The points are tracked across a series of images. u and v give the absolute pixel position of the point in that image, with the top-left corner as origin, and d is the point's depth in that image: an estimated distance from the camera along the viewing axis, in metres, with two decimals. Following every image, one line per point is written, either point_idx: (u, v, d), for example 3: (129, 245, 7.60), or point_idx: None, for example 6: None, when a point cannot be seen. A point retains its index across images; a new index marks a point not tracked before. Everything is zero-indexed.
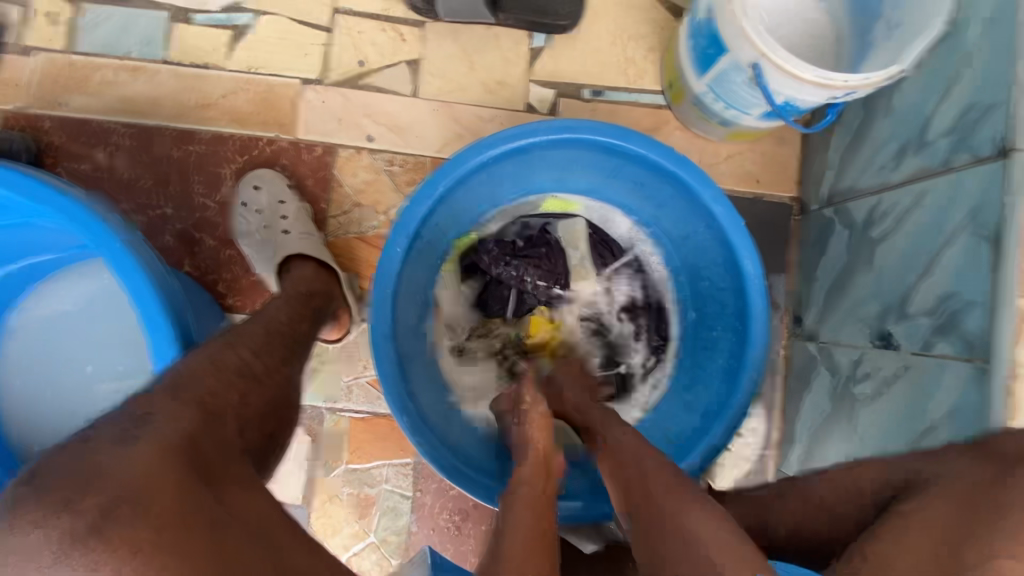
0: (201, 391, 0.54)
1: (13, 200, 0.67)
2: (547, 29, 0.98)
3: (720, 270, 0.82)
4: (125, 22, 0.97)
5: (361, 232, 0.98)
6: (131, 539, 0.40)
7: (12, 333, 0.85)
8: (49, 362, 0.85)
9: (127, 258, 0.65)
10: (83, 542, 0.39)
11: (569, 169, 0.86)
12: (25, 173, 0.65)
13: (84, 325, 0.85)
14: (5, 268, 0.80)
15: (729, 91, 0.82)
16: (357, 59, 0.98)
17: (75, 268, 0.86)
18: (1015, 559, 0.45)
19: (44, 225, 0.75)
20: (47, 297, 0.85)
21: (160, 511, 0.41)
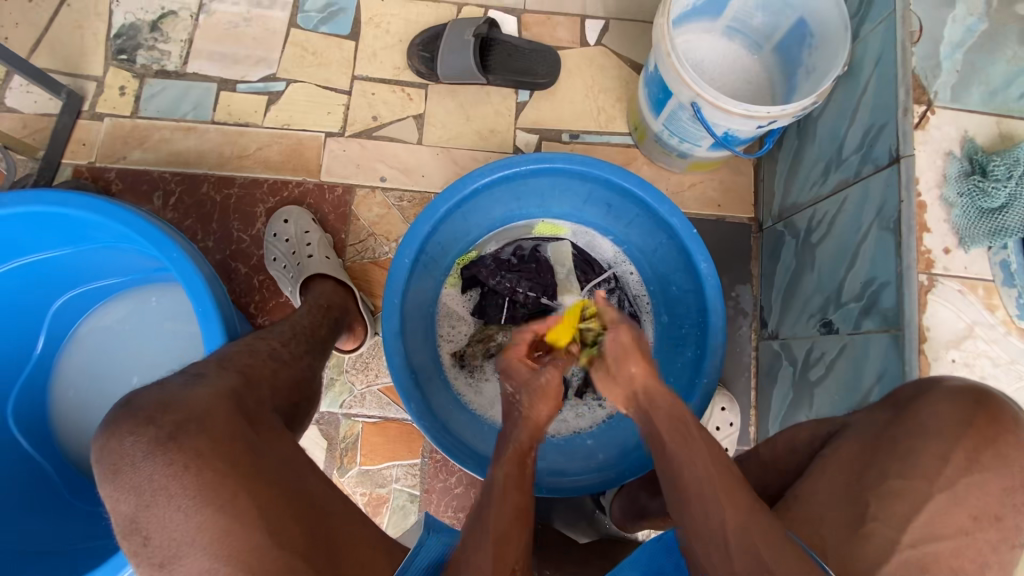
0: (242, 363, 0.73)
1: (97, 225, 0.83)
2: (530, 86, 1.17)
3: (681, 273, 0.96)
4: (180, 92, 1.17)
5: (375, 258, 1.13)
6: (196, 445, 0.57)
7: (75, 340, 0.98)
8: (100, 375, 0.97)
9: (188, 269, 0.79)
10: (164, 444, 0.57)
11: (551, 196, 1.02)
12: (115, 204, 0.79)
13: (137, 336, 0.99)
14: (75, 289, 0.95)
15: (679, 127, 0.98)
16: (371, 116, 1.17)
17: (130, 291, 1.00)
18: (905, 480, 0.57)
19: (123, 248, 0.90)
20: (107, 315, 0.99)
21: (214, 429, 0.59)
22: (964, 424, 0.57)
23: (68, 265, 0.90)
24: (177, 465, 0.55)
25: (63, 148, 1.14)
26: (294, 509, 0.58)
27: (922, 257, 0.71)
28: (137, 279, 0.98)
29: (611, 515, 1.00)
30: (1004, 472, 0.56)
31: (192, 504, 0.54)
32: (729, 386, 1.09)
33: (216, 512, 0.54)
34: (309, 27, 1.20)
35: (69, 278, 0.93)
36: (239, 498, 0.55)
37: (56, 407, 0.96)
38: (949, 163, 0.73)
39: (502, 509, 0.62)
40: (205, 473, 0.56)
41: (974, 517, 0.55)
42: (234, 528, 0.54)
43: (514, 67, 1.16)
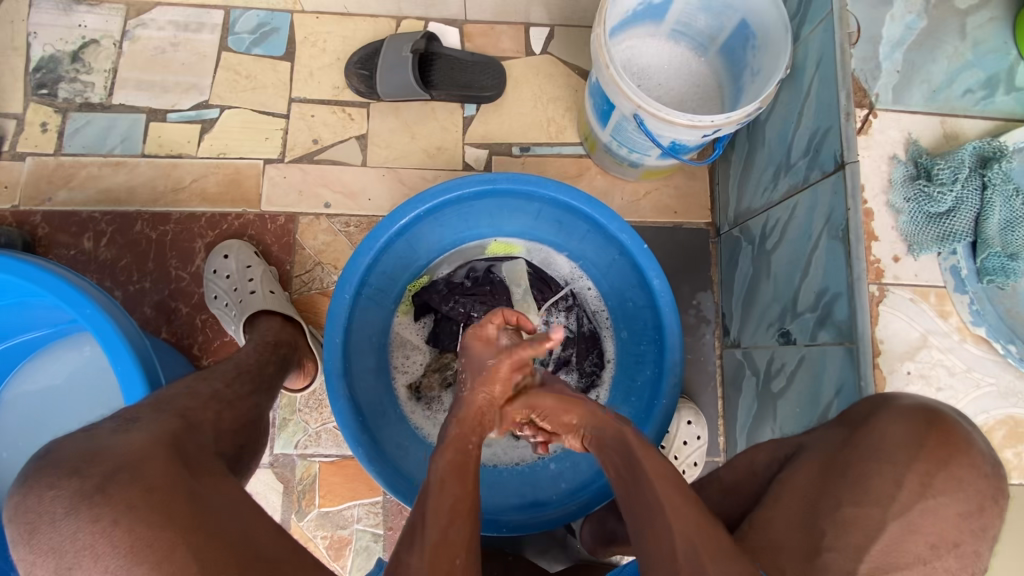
0: (181, 407, 0.68)
1: (10, 284, 0.77)
2: (475, 99, 1.13)
3: (636, 288, 0.93)
4: (106, 125, 1.11)
5: (324, 288, 1.09)
6: (126, 497, 0.52)
7: (4, 403, 0.92)
8: (33, 437, 0.91)
9: (106, 325, 0.74)
10: (91, 498, 0.52)
11: (500, 215, 0.98)
12: (18, 260, 0.74)
13: (70, 392, 0.93)
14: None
15: (627, 137, 0.95)
16: (312, 139, 1.13)
17: (60, 345, 0.94)
18: (858, 507, 0.54)
19: (38, 304, 0.84)
20: (37, 372, 0.93)
21: (148, 478, 0.54)
22: (917, 446, 0.55)
23: None
24: (104, 520, 0.51)
25: None
26: (240, 561, 0.53)
27: (872, 267, 0.70)
28: (63, 332, 0.93)
29: (582, 540, 0.96)
30: (960, 496, 0.53)
31: (120, 565, 0.50)
32: (695, 398, 1.07)
33: (149, 571, 0.50)
34: (241, 49, 1.14)
35: None
36: (177, 552, 0.51)
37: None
38: (894, 168, 0.71)
39: (442, 510, 0.58)
40: (138, 528, 0.51)
41: (933, 545, 0.52)
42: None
43: (457, 80, 1.12)
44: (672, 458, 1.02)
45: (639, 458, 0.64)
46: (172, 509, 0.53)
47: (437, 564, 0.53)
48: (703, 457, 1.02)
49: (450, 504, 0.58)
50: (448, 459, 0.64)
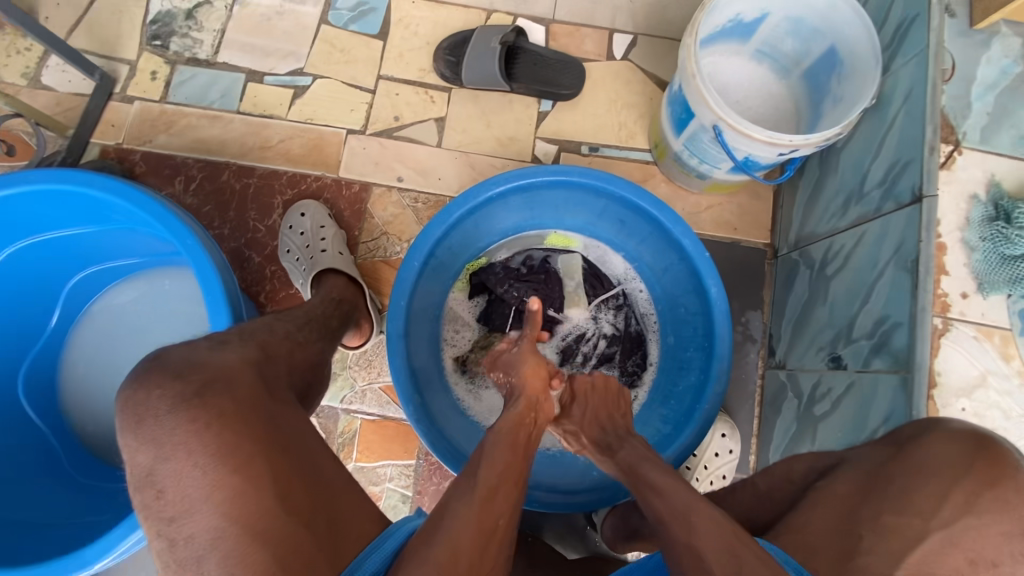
0: (262, 339, 0.74)
1: (121, 210, 0.85)
2: (553, 96, 1.17)
3: (690, 295, 0.95)
4: (209, 80, 1.20)
5: (386, 256, 1.14)
6: (220, 405, 0.58)
7: (88, 319, 1.02)
8: (108, 353, 1.01)
9: (202, 258, 0.80)
10: (189, 401, 0.58)
11: (565, 208, 1.02)
12: (139, 191, 0.81)
13: (147, 319, 1.02)
14: (93, 267, 0.99)
15: (700, 147, 0.98)
16: (394, 116, 1.18)
17: (146, 273, 1.03)
18: (897, 516, 0.55)
19: (141, 232, 0.93)
20: (122, 294, 1.03)
21: (237, 393, 0.60)
22: (964, 468, 0.55)
23: (89, 244, 0.93)
24: (200, 423, 0.56)
25: (92, 128, 1.16)
26: (305, 479, 0.59)
27: (938, 300, 0.69)
28: (151, 262, 1.01)
29: (603, 533, 0.98)
30: (1005, 517, 0.53)
31: (208, 462, 0.55)
32: (731, 413, 1.08)
33: (231, 474, 0.55)
34: (340, 24, 1.21)
35: (89, 256, 0.96)
36: (254, 461, 0.56)
37: (64, 380, 1.00)
38: (973, 206, 0.71)
39: (493, 468, 0.62)
40: (226, 434, 0.56)
41: (971, 561, 0.53)
42: (246, 492, 0.54)
43: (537, 75, 1.16)
44: (701, 467, 1.04)
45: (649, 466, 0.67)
46: (260, 426, 0.59)
47: (483, 515, 0.56)
48: (733, 471, 1.03)
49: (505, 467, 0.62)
50: (506, 434, 0.68)
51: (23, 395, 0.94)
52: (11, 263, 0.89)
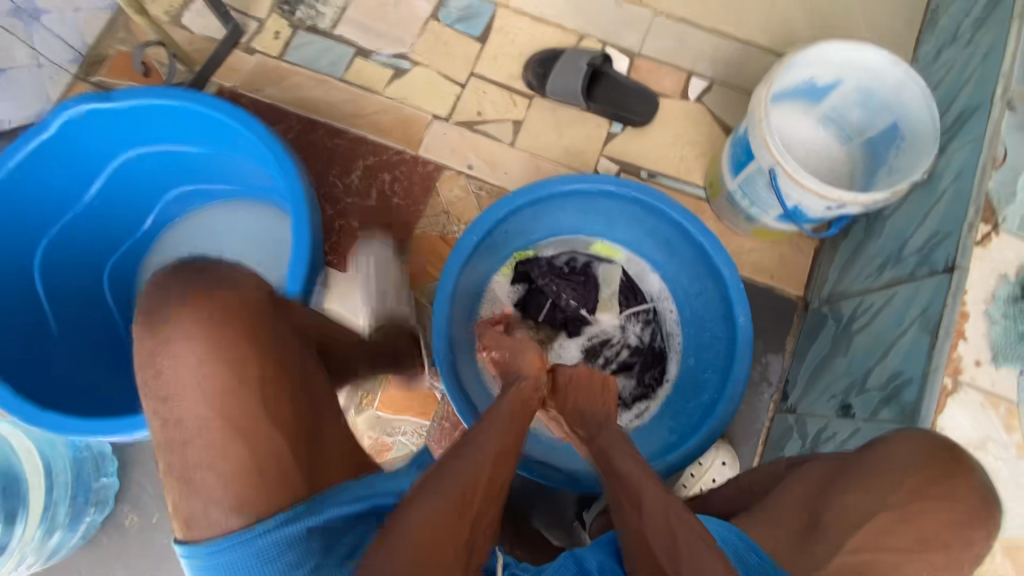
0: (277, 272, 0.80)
1: (233, 135, 0.96)
2: (624, 120, 1.26)
3: (719, 321, 1.02)
4: (323, 49, 1.33)
5: (443, 232, 1.24)
6: (230, 309, 0.63)
7: (174, 229, 1.15)
8: (185, 263, 1.13)
9: (296, 187, 0.91)
10: (200, 298, 0.62)
11: (616, 221, 1.10)
12: (262, 132, 0.91)
13: (224, 240, 1.15)
14: (189, 185, 1.11)
15: (754, 190, 1.05)
16: (477, 110, 1.30)
17: (231, 200, 1.15)
18: (859, 494, 0.65)
19: (245, 165, 1.04)
20: (207, 214, 1.16)
21: (240, 303, 0.65)
22: (917, 465, 0.63)
23: (193, 163, 1.06)
24: (208, 319, 0.61)
25: (215, 69, 1.31)
26: (291, 394, 0.64)
27: (951, 362, 0.74)
28: (242, 192, 1.13)
29: (589, 531, 1.00)
30: (950, 507, 0.61)
31: (206, 357, 0.59)
32: (734, 446, 1.11)
33: (226, 371, 0.59)
34: (447, 22, 1.34)
35: (190, 174, 1.08)
36: (249, 367, 0.61)
37: (142, 272, 1.13)
38: (1002, 285, 0.75)
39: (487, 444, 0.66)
40: (227, 335, 0.61)
41: (918, 540, 0.61)
42: (235, 392, 0.59)
43: (614, 99, 1.25)
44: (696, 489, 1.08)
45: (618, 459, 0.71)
46: (261, 335, 0.64)
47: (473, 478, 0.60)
48: None
49: (503, 443, 0.67)
50: (510, 408, 0.74)
51: (107, 277, 1.08)
52: (131, 162, 1.02)
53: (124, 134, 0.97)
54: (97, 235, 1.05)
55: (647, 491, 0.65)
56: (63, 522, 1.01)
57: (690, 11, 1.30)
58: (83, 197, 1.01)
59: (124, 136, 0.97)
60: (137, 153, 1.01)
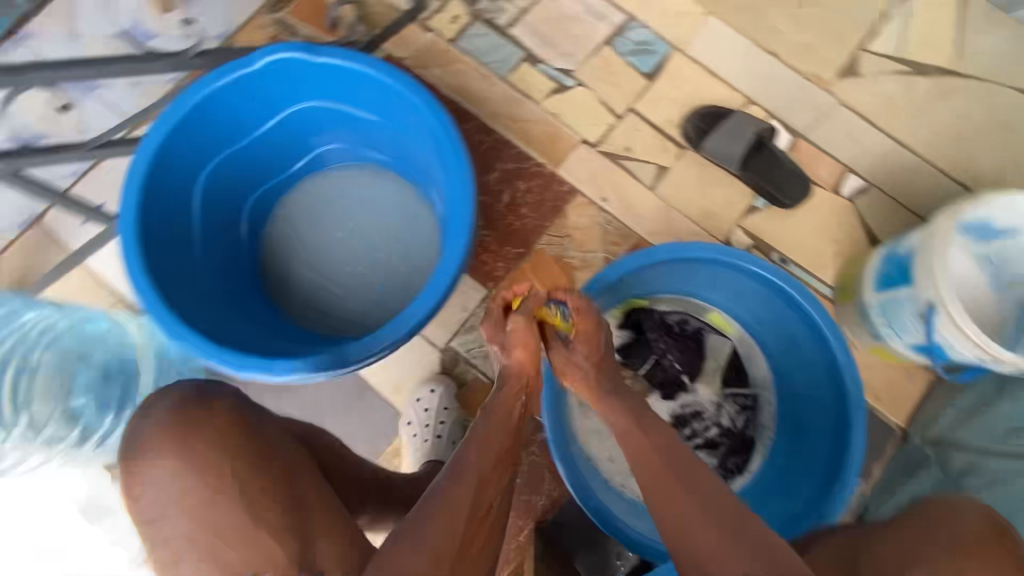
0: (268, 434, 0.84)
1: (413, 115, 0.99)
2: (770, 198, 1.24)
3: (826, 435, 0.98)
4: (494, 44, 1.34)
5: (560, 255, 1.23)
6: (188, 443, 0.72)
7: (319, 178, 1.19)
8: (320, 213, 1.18)
9: (463, 185, 0.93)
10: (167, 436, 0.72)
11: (743, 300, 1.08)
12: (452, 125, 0.94)
13: (360, 202, 1.18)
14: (348, 143, 1.15)
15: (897, 314, 1.02)
16: (626, 146, 1.29)
17: (378, 167, 1.19)
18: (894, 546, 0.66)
19: (413, 146, 1.08)
20: (352, 173, 1.19)
21: (215, 424, 0.74)
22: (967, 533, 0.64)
23: (362, 125, 1.10)
24: (180, 436, 0.72)
25: (389, 36, 1.34)
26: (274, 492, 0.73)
27: None
28: (395, 168, 1.17)
29: None
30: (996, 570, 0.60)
31: (177, 474, 0.71)
32: None
33: (207, 464, 0.71)
34: (620, 51, 1.33)
35: (353, 134, 1.12)
36: (228, 464, 0.72)
37: (277, 209, 1.17)
38: None
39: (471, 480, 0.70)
40: (199, 443, 0.72)
41: None
42: (212, 494, 0.70)
43: (771, 173, 1.23)
44: None
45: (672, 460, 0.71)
46: (256, 455, 0.75)
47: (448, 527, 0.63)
48: None
49: (477, 507, 0.68)
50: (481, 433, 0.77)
51: (249, 205, 1.13)
52: (312, 109, 1.07)
53: (319, 84, 1.02)
54: (257, 164, 1.11)
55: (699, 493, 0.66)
56: None
57: (870, 108, 1.26)
58: (257, 130, 1.06)
59: (317, 85, 1.02)
60: (321, 103, 1.06)
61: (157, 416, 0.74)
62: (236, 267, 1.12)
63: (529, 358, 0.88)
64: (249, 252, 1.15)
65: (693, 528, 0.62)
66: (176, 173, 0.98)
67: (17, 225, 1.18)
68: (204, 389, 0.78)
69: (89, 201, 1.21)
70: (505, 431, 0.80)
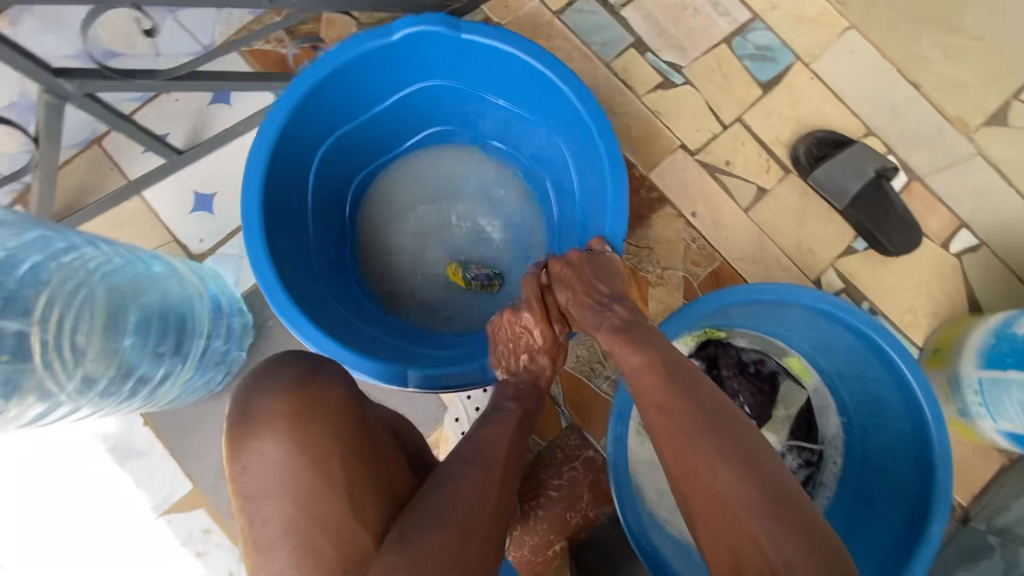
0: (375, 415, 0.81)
1: (566, 115, 0.96)
2: (873, 241, 1.14)
3: (899, 513, 0.90)
4: (602, 23, 1.22)
5: (637, 266, 1.15)
6: (304, 409, 0.70)
7: (428, 154, 1.15)
8: (426, 192, 1.14)
9: (618, 202, 0.90)
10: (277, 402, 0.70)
11: (832, 352, 1.01)
12: (610, 136, 0.90)
13: (468, 186, 1.15)
14: (468, 123, 1.11)
15: (998, 396, 0.95)
16: (727, 159, 1.19)
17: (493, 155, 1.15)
18: None
19: (546, 143, 1.05)
20: (464, 155, 1.15)
21: (325, 399, 0.72)
22: None
23: (496, 111, 1.06)
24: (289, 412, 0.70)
25: None
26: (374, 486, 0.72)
27: None
28: (519, 165, 1.13)
29: None
30: None
31: (290, 451, 0.68)
32: None
33: (315, 445, 0.69)
34: (738, 53, 1.21)
35: (480, 116, 1.09)
36: (332, 450, 0.69)
37: (386, 180, 1.14)
38: None
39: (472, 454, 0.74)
40: (306, 426, 0.69)
41: None
42: (317, 474, 0.68)
43: (876, 215, 1.11)
44: None
45: (667, 387, 0.70)
46: (352, 435, 0.73)
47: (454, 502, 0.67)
48: None
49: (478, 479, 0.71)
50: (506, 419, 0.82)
51: (358, 173, 1.10)
52: (446, 88, 1.04)
53: (461, 64, 0.99)
54: (375, 132, 1.07)
55: (688, 435, 0.65)
56: (198, 382, 1.00)
57: (1006, 162, 1.15)
58: (388, 98, 1.02)
59: (460, 66, 0.99)
60: (457, 83, 1.03)
61: (277, 382, 0.72)
62: (337, 234, 1.10)
63: (551, 345, 0.92)
64: (350, 223, 1.12)
65: (695, 496, 0.64)
66: (308, 128, 0.95)
67: (79, 142, 1.13)
68: (319, 368, 0.75)
69: (153, 129, 1.15)
70: (528, 408, 0.86)
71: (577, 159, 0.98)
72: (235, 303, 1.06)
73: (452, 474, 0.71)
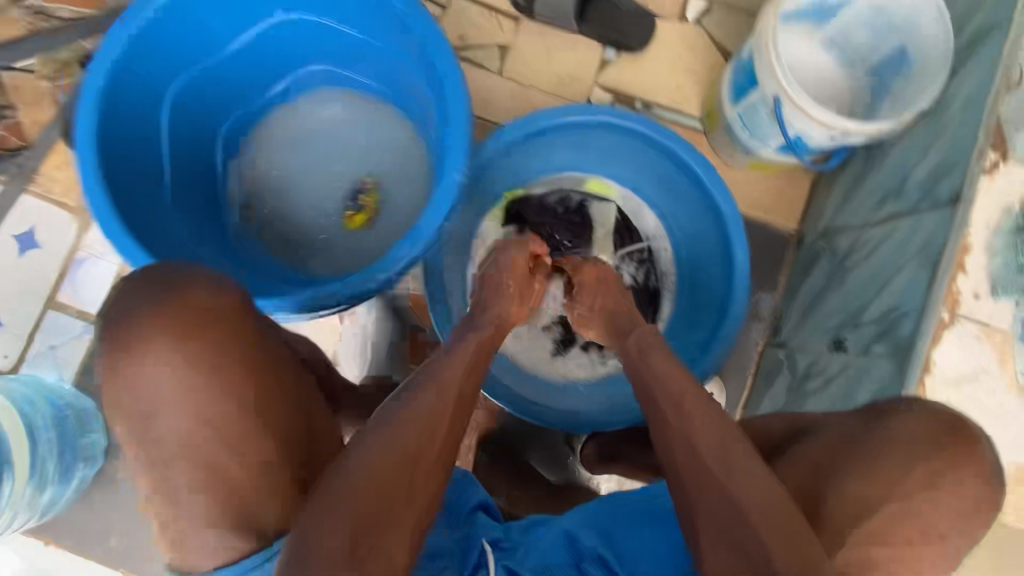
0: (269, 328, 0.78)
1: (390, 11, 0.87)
2: (617, 44, 1.17)
3: (718, 258, 1.02)
4: None
5: None
6: (188, 314, 0.66)
7: (292, 103, 1.07)
8: (298, 142, 1.07)
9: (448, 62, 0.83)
10: (158, 311, 0.66)
11: (614, 157, 1.06)
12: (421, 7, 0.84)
13: (337, 129, 1.07)
14: (322, 64, 1.04)
15: (755, 120, 1.00)
16: (459, 35, 1.19)
17: (364, 91, 1.07)
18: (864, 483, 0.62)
19: (395, 61, 0.97)
20: (330, 100, 1.07)
21: (212, 306, 0.68)
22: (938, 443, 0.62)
23: (345, 40, 0.98)
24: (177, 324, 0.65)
25: None
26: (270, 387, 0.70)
27: (950, 297, 0.72)
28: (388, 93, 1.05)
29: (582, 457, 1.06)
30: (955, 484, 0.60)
31: (181, 355, 0.65)
32: (726, 378, 1.15)
33: (209, 349, 0.66)
34: None
35: (330, 49, 1.01)
36: (229, 352, 0.67)
37: (254, 141, 1.06)
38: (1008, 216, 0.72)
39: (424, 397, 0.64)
40: (196, 330, 0.66)
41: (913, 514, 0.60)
42: (212, 376, 0.65)
43: (607, 19, 1.15)
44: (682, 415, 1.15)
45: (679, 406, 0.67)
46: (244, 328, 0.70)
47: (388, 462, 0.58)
48: None
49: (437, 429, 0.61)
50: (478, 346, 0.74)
51: (220, 138, 1.03)
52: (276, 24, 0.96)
53: None
54: (224, 91, 1.00)
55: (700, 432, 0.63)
56: (51, 480, 1.00)
57: None
58: (221, 49, 0.95)
59: None
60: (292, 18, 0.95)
61: (151, 295, 0.67)
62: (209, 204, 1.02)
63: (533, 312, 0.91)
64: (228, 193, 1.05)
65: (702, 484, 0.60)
66: (137, 92, 0.87)
67: None
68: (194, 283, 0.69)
69: None
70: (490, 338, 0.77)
71: (410, 50, 0.91)
72: (56, 397, 1.02)
73: (408, 400, 0.64)
